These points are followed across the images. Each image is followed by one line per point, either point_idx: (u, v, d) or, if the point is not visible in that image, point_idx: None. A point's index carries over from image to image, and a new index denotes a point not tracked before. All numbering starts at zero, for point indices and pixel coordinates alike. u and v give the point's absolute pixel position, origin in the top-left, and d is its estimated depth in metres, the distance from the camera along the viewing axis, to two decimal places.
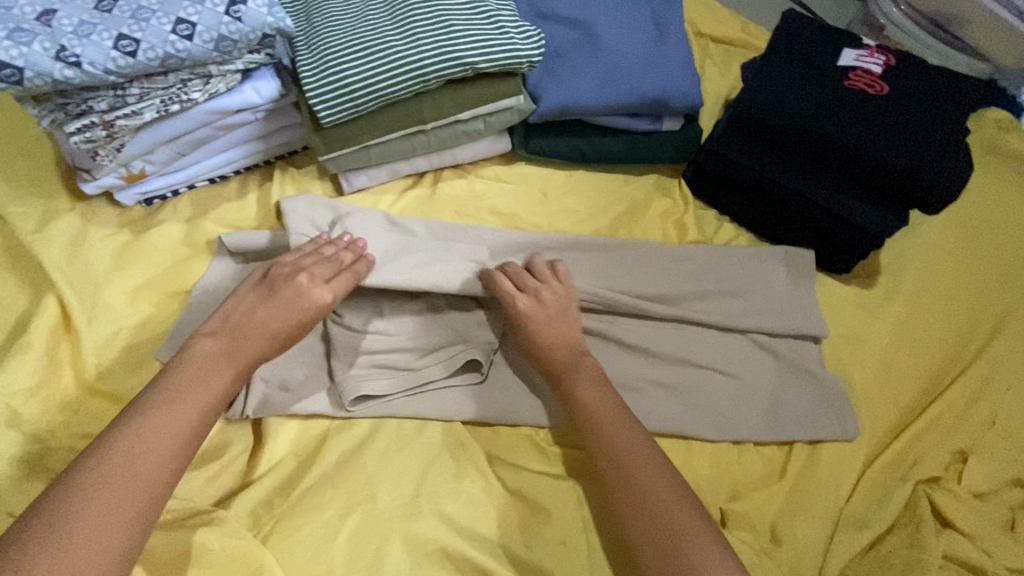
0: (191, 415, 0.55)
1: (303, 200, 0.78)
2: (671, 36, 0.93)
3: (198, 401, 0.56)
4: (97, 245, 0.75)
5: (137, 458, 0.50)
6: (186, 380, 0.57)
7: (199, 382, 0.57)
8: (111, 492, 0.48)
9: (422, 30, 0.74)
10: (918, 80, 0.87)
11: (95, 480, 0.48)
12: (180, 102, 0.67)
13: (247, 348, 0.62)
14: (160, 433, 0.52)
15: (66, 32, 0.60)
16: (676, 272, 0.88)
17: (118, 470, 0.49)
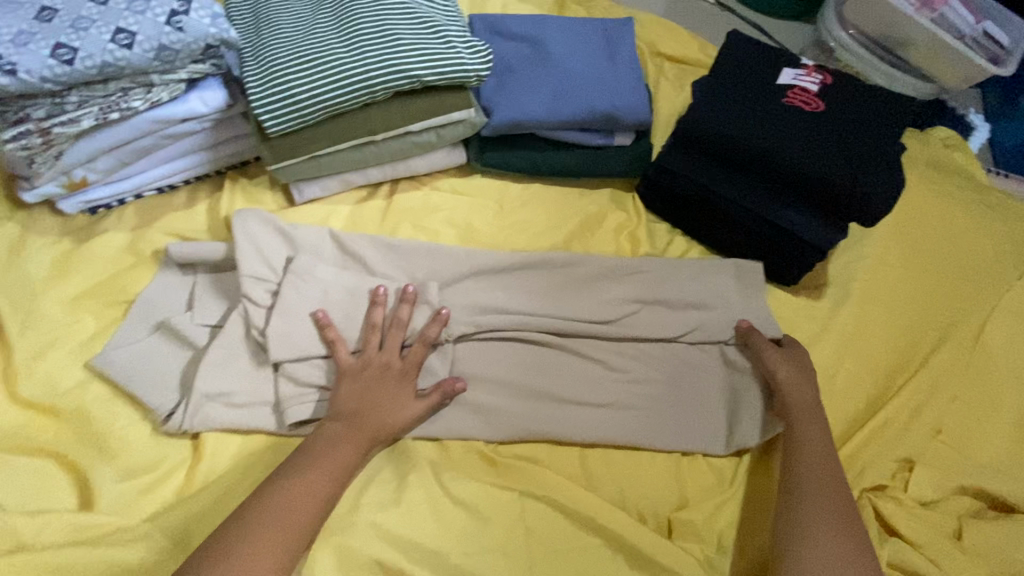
0: (334, 470, 0.62)
1: (256, 216, 0.77)
2: (621, 54, 0.95)
3: (337, 459, 0.63)
4: (37, 254, 0.74)
5: (278, 519, 0.57)
6: (334, 438, 0.65)
7: (342, 439, 0.65)
8: (270, 538, 0.56)
9: (369, 43, 0.75)
10: (855, 99, 0.91)
11: (239, 539, 0.55)
12: (121, 111, 0.67)
13: (386, 409, 0.68)
14: (298, 498, 0.59)
15: (4, 42, 0.59)
16: (628, 282, 0.88)
17: (262, 528, 0.56)
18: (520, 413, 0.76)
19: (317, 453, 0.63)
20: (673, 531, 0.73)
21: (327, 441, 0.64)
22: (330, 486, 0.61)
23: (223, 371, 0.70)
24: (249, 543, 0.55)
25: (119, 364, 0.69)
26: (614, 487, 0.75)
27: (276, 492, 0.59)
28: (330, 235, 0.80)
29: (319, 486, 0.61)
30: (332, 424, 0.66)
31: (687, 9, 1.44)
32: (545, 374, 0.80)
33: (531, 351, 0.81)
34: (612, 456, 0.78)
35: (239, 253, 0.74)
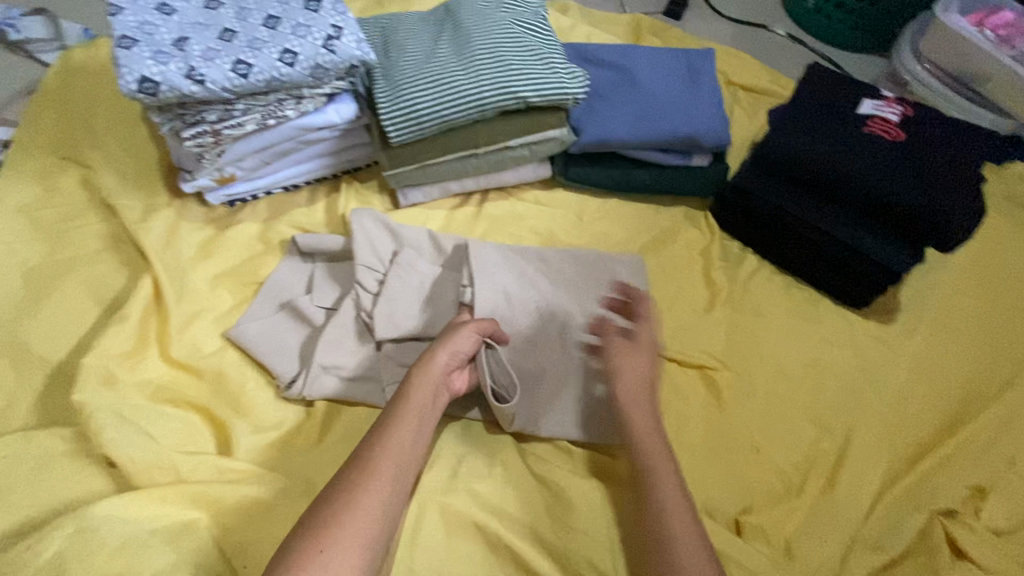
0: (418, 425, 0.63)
1: (369, 217, 0.87)
2: (702, 82, 1.02)
3: (405, 445, 0.61)
4: (187, 237, 0.86)
5: (372, 470, 0.57)
6: (395, 423, 0.62)
7: (404, 423, 0.62)
8: (360, 506, 0.54)
9: (483, 67, 0.85)
10: (934, 130, 0.94)
11: (345, 494, 0.55)
12: (276, 118, 0.78)
13: (435, 383, 0.68)
14: (390, 452, 0.59)
15: (195, 56, 0.70)
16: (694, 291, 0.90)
17: (361, 482, 0.56)
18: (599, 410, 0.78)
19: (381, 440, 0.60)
20: (742, 531, 0.77)
21: (388, 425, 0.62)
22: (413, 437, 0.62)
23: (336, 349, 0.78)
24: (340, 544, 0.51)
25: (251, 334, 0.79)
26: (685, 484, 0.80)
27: (353, 487, 0.56)
28: (431, 236, 0.89)
29: (394, 475, 0.58)
30: (389, 409, 0.64)
31: (759, 42, 1.50)
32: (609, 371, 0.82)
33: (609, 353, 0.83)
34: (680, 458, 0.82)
35: (356, 244, 0.84)
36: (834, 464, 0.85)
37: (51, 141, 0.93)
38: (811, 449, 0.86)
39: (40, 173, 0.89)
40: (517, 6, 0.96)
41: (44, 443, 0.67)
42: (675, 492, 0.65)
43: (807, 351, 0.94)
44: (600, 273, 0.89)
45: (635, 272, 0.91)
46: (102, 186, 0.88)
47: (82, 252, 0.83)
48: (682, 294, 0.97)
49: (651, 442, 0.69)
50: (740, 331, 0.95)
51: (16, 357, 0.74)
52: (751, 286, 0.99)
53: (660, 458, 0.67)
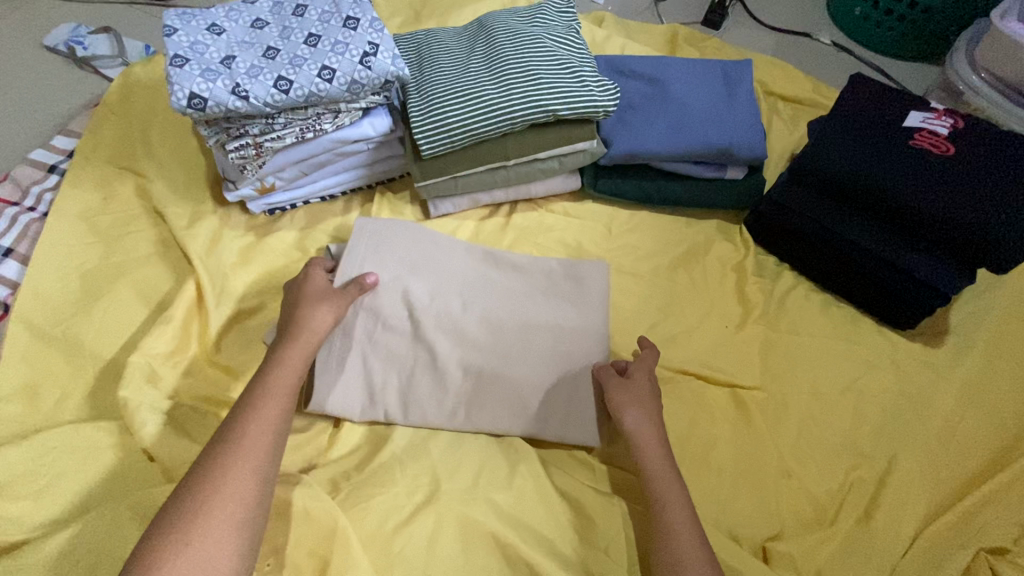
0: (273, 411, 0.62)
1: (372, 226, 0.84)
2: (738, 93, 1.00)
3: (273, 424, 0.61)
4: (229, 243, 0.90)
5: (242, 455, 0.57)
6: (259, 405, 0.62)
7: (262, 412, 0.61)
8: (226, 492, 0.54)
9: (514, 82, 0.86)
10: (987, 143, 0.89)
11: (215, 479, 0.55)
12: (314, 131, 0.81)
13: (301, 361, 0.69)
14: (255, 439, 0.59)
15: (240, 73, 0.74)
16: (588, 309, 0.85)
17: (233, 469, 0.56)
18: (511, 399, 0.78)
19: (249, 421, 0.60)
20: (770, 558, 0.75)
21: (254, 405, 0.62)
22: (274, 425, 0.61)
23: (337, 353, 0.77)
24: (203, 533, 0.51)
25: None
26: (711, 505, 0.78)
27: (218, 474, 0.55)
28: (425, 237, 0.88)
29: (259, 455, 0.58)
30: (245, 396, 0.64)
31: (802, 50, 1.46)
32: (585, 404, 0.78)
33: (503, 337, 0.81)
34: (706, 479, 0.80)
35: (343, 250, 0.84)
36: (871, 493, 0.81)
37: (110, 151, 0.99)
38: (848, 476, 0.82)
39: (99, 181, 0.95)
40: (550, 21, 0.97)
41: (93, 435, 0.71)
42: (684, 515, 0.65)
43: (845, 372, 0.91)
44: (498, 259, 0.88)
45: (596, 277, 0.88)
46: (154, 194, 0.93)
47: (134, 256, 0.89)
48: (713, 310, 0.95)
49: (656, 457, 0.70)
50: (772, 350, 0.92)
51: (72, 353, 0.80)
52: (787, 303, 0.96)
53: (663, 473, 0.68)
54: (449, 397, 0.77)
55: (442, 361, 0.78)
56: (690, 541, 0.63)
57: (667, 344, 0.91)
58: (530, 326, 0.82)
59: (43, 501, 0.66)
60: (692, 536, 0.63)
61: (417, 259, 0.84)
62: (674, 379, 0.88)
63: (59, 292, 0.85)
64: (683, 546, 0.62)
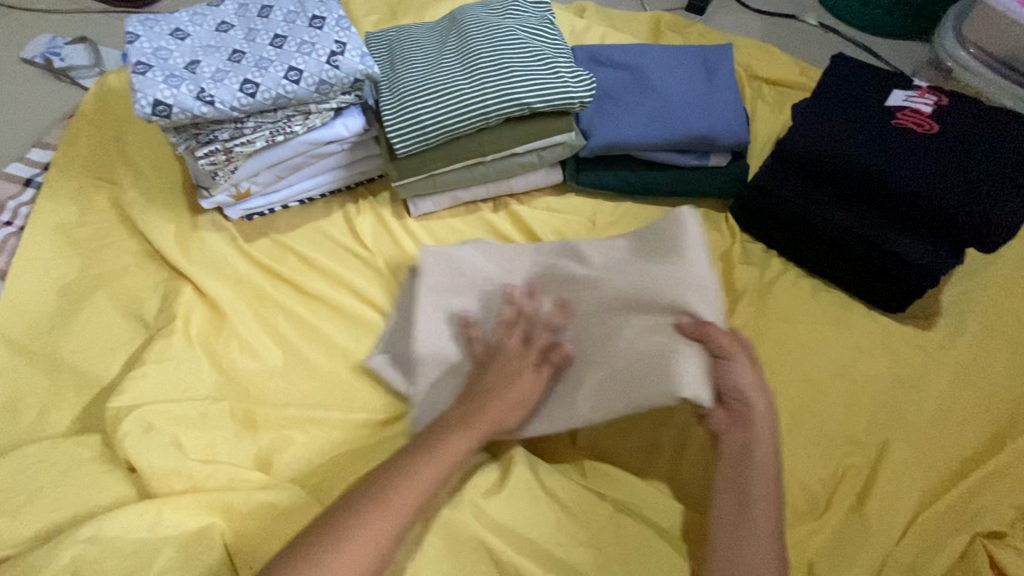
0: (437, 468, 0.63)
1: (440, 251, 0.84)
2: (719, 78, 0.98)
3: (431, 475, 0.62)
4: (206, 251, 0.89)
5: (395, 498, 0.59)
6: (432, 451, 0.64)
7: (434, 461, 0.63)
8: (366, 529, 0.57)
9: (487, 76, 0.84)
10: (970, 119, 0.87)
11: (365, 514, 0.58)
12: (285, 134, 0.80)
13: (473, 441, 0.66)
14: (413, 484, 0.61)
15: (205, 78, 0.72)
16: (654, 275, 0.77)
17: (376, 513, 0.58)
18: (607, 385, 0.73)
19: (398, 482, 0.61)
20: None
21: (411, 468, 0.62)
22: (431, 478, 0.62)
23: (429, 377, 0.76)
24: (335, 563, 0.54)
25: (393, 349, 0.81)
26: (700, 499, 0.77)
27: (366, 513, 0.58)
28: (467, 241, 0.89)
29: (399, 516, 0.59)
30: (424, 437, 0.66)
31: (790, 33, 1.44)
32: (659, 376, 0.69)
33: (584, 335, 0.77)
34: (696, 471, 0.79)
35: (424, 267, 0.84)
36: (865, 481, 0.80)
37: (86, 161, 0.98)
38: (840, 463, 0.81)
39: (76, 193, 0.95)
40: (523, 12, 0.95)
41: (75, 450, 0.71)
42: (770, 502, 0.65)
43: (837, 358, 0.89)
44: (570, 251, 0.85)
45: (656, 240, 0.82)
46: (130, 203, 0.92)
47: (112, 267, 0.88)
48: None
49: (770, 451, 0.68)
50: (761, 338, 0.91)
51: (51, 367, 0.79)
52: (775, 290, 0.95)
53: (768, 470, 0.66)
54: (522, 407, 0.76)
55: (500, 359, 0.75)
56: (771, 542, 0.62)
57: None
58: (608, 318, 0.77)
59: (17, 519, 0.65)
60: (773, 537, 0.62)
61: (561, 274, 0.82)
62: None
63: (38, 307, 0.84)
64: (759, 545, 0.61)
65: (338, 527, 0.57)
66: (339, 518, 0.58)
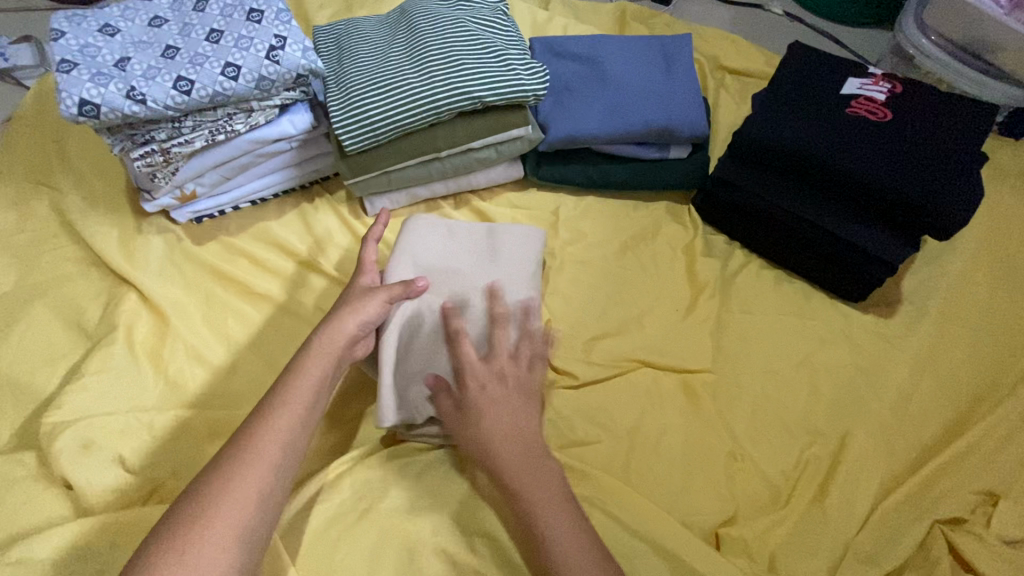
0: (292, 419, 0.57)
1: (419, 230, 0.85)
2: (677, 69, 0.97)
3: (288, 425, 0.56)
4: (152, 256, 0.86)
5: (258, 449, 0.53)
6: (283, 400, 0.58)
7: (286, 408, 0.57)
8: (230, 490, 0.50)
9: (436, 70, 0.82)
10: (924, 107, 0.87)
11: (229, 473, 0.51)
12: (226, 133, 0.77)
13: (326, 374, 0.62)
14: (272, 434, 0.55)
15: (136, 75, 0.69)
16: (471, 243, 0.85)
17: (235, 475, 0.51)
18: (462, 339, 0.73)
19: (252, 441, 0.54)
20: (722, 545, 0.74)
21: (264, 419, 0.56)
22: (288, 427, 0.56)
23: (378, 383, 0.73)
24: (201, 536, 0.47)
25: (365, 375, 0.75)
26: (662, 495, 0.77)
27: (218, 481, 0.51)
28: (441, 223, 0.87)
29: (263, 468, 0.52)
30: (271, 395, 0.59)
31: (755, 22, 1.43)
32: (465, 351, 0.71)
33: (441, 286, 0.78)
34: (659, 467, 0.79)
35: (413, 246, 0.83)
36: (827, 471, 0.80)
37: (26, 166, 0.94)
38: (803, 453, 0.81)
39: (15, 199, 0.91)
40: (475, 4, 0.93)
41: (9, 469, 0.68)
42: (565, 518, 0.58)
43: (799, 349, 0.89)
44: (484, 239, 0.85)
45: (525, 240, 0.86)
46: (71, 208, 0.88)
47: (53, 276, 0.84)
48: (663, 293, 0.93)
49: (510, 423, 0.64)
50: (724, 331, 0.90)
51: None
52: (738, 282, 0.94)
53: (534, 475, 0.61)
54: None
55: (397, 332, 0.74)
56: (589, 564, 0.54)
57: (618, 332, 0.89)
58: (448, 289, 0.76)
59: None
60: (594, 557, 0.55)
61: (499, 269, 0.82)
62: (627, 369, 0.86)
63: None
64: (559, 525, 0.57)
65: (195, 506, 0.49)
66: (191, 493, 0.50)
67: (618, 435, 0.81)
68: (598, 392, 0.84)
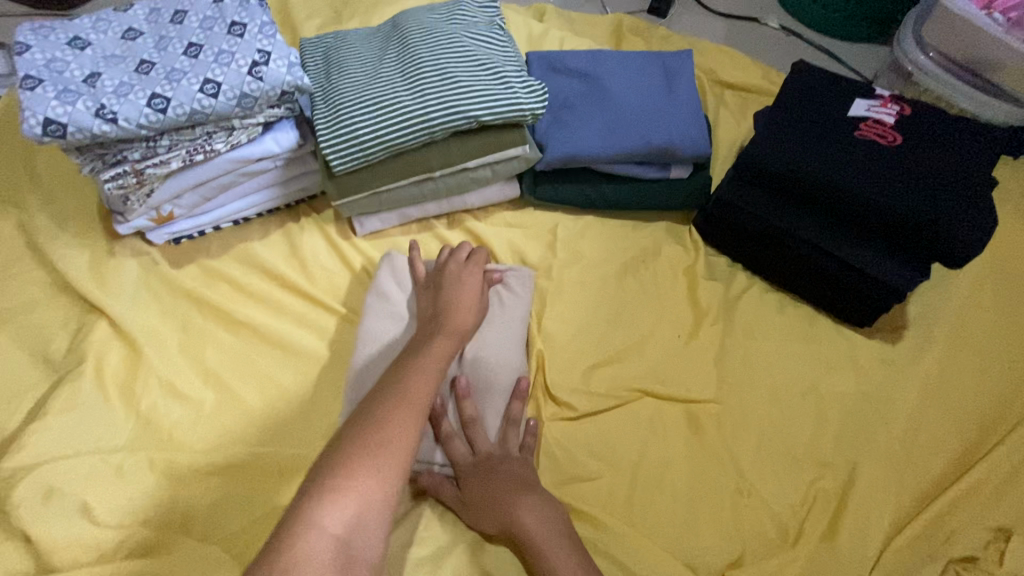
0: (439, 366, 0.62)
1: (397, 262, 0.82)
2: (678, 86, 0.94)
3: (429, 374, 0.60)
4: (125, 280, 0.80)
5: (415, 391, 0.56)
6: (421, 360, 0.62)
7: (428, 365, 0.61)
8: (396, 421, 0.52)
9: (430, 87, 0.78)
10: (932, 130, 0.85)
11: (390, 412, 0.53)
12: (205, 153, 0.72)
13: (451, 353, 0.66)
14: (424, 378, 0.59)
15: (106, 92, 0.64)
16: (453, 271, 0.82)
17: (399, 411, 0.54)
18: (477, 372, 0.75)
19: (407, 386, 0.57)
20: None
21: (414, 368, 0.60)
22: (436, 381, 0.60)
23: None
24: (359, 476, 0.48)
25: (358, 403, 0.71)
26: (667, 535, 0.73)
27: (383, 414, 0.53)
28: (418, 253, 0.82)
29: (423, 406, 0.56)
30: (411, 355, 0.63)
31: (752, 36, 1.41)
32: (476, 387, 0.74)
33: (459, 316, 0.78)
34: (664, 505, 0.75)
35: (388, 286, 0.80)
36: (836, 506, 0.77)
37: None
38: (811, 487, 0.78)
39: None
40: (470, 17, 0.89)
41: None
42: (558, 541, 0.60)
43: (805, 376, 0.86)
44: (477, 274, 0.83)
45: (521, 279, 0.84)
46: (38, 230, 0.83)
47: (17, 302, 0.79)
48: (665, 318, 0.89)
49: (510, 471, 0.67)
50: (728, 357, 0.87)
51: None
52: (741, 306, 0.91)
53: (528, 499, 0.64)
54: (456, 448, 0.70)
55: None
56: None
57: (619, 358, 0.86)
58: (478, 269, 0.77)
59: None
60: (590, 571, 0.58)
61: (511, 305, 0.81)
62: (628, 398, 0.82)
63: None
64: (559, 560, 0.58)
65: (360, 436, 0.51)
66: (353, 429, 0.52)
67: (619, 469, 0.77)
68: (598, 424, 0.80)
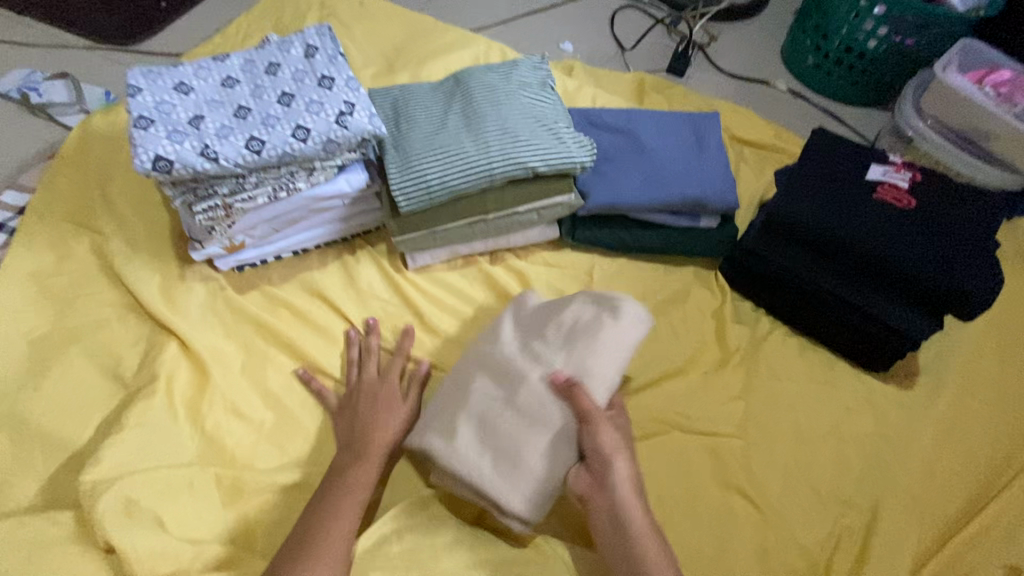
0: (350, 505, 0.66)
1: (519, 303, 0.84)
2: (708, 145, 1.03)
3: (343, 516, 0.64)
4: (193, 304, 0.85)
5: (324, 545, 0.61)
6: (331, 499, 0.66)
7: (341, 504, 0.65)
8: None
9: (492, 140, 0.86)
10: (943, 195, 0.93)
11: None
12: (287, 190, 0.79)
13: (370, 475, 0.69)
14: (336, 523, 0.63)
15: (210, 134, 0.71)
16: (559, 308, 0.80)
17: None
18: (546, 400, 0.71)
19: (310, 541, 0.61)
20: None
21: (325, 513, 0.64)
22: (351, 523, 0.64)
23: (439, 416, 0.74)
24: None
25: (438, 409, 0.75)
26: (702, 566, 0.77)
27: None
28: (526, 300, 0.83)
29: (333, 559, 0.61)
30: (321, 494, 0.67)
31: (763, 97, 1.53)
32: (542, 414, 0.70)
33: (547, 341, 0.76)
34: (699, 536, 0.79)
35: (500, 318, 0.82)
36: (858, 543, 0.82)
37: (67, 207, 0.94)
38: (835, 524, 0.83)
39: (53, 240, 0.90)
40: (524, 76, 0.98)
41: (41, 529, 0.65)
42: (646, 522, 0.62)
43: (827, 417, 0.92)
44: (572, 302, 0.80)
45: (634, 320, 0.76)
46: (112, 254, 0.88)
47: (90, 321, 0.83)
48: (695, 356, 0.95)
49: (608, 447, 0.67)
50: (754, 396, 0.92)
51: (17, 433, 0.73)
52: (765, 348, 0.97)
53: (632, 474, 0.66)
54: (488, 466, 0.69)
55: (485, 383, 0.75)
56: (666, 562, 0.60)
57: (654, 394, 0.91)
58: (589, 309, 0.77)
59: None
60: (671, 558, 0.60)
61: (601, 337, 0.74)
62: (663, 432, 0.87)
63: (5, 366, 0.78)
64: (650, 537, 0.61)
65: None
66: None
67: (656, 500, 0.81)
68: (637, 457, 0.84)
